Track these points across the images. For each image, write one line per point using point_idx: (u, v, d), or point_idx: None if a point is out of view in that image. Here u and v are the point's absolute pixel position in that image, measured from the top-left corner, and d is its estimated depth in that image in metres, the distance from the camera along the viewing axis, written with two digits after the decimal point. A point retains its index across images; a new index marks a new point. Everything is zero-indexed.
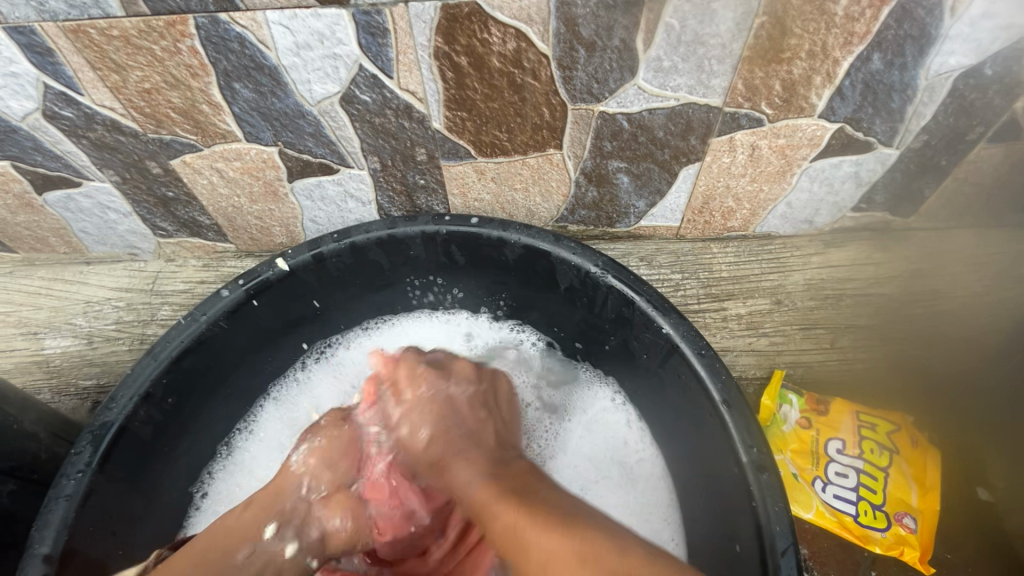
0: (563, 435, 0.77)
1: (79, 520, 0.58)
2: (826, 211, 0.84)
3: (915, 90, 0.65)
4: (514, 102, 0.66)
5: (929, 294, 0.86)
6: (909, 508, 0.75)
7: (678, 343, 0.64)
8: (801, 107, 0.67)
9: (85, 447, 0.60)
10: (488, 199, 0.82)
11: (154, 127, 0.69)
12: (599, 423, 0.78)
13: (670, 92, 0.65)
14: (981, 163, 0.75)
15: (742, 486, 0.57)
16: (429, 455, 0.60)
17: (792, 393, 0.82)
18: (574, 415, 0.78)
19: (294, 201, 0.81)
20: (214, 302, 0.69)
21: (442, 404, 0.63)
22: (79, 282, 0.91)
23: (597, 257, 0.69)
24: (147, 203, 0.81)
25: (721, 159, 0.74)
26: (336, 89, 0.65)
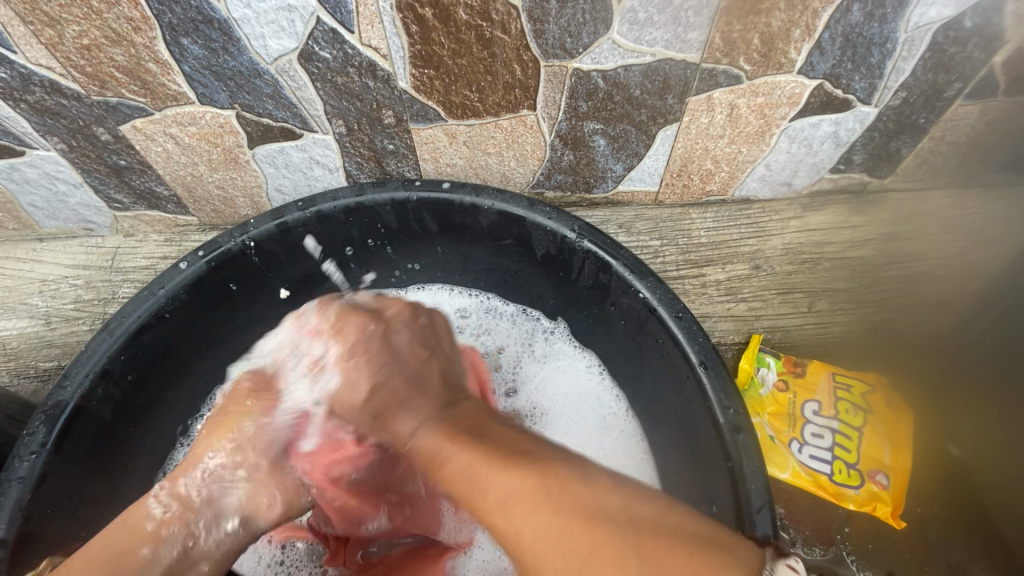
0: (534, 375, 0.79)
1: (35, 503, 0.56)
2: (805, 173, 0.82)
3: (895, 44, 0.63)
4: (484, 59, 0.63)
5: (904, 256, 0.86)
6: (882, 466, 0.77)
7: (655, 306, 0.63)
8: (779, 63, 0.65)
9: (39, 427, 0.57)
10: (461, 164, 0.79)
11: (99, 88, 0.64)
12: (567, 372, 0.78)
13: (646, 47, 0.62)
14: (958, 121, 0.74)
15: (718, 447, 0.57)
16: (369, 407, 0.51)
17: (770, 356, 0.83)
18: (544, 362, 0.79)
19: (256, 168, 0.77)
20: (173, 275, 0.65)
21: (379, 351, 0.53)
22: (33, 260, 0.87)
23: (574, 222, 0.67)
24: (99, 172, 0.76)
25: (699, 120, 0.72)
26: (294, 45, 0.61)
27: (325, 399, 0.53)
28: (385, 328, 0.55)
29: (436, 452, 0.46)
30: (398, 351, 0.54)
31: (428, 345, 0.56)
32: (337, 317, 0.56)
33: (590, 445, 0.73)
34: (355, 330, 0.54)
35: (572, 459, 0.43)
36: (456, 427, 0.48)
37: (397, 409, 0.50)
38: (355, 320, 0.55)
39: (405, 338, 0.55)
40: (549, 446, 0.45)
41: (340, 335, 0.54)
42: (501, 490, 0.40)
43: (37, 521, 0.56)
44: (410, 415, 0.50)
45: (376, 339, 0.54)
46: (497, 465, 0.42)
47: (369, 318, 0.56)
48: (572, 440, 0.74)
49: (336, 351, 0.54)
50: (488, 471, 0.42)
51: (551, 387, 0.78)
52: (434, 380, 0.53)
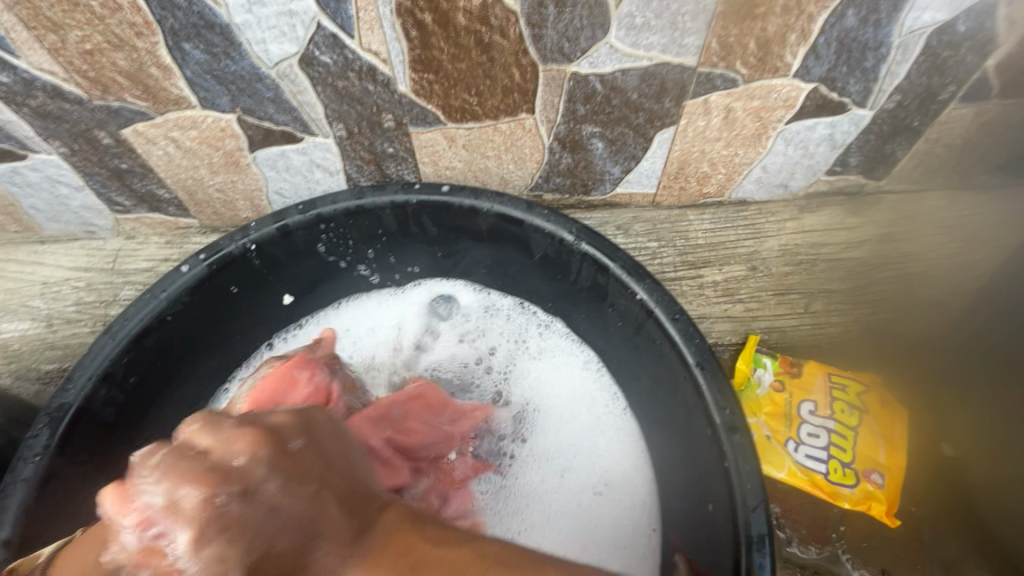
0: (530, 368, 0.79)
1: (39, 503, 0.57)
2: (801, 174, 0.83)
3: (889, 48, 0.64)
4: (482, 63, 0.64)
5: (899, 257, 0.87)
6: (876, 465, 0.77)
7: (653, 308, 0.64)
8: (775, 67, 0.65)
9: (42, 429, 0.58)
10: (460, 167, 0.80)
11: (101, 92, 0.65)
12: (563, 366, 0.79)
13: (643, 51, 0.63)
14: (953, 124, 0.75)
15: (714, 447, 0.57)
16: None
17: (766, 357, 0.84)
18: (541, 356, 0.80)
19: (256, 171, 0.78)
20: (174, 278, 0.66)
21: (240, 516, 0.36)
22: (35, 263, 0.87)
23: (572, 224, 0.68)
24: (101, 176, 0.77)
25: (696, 123, 0.73)
26: (295, 49, 0.61)
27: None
28: (243, 485, 0.37)
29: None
30: (269, 502, 0.37)
31: (309, 475, 0.40)
32: (173, 478, 0.36)
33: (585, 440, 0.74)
34: (197, 495, 0.36)
35: (501, 548, 0.39)
36: (388, 574, 0.36)
37: (303, 566, 0.37)
38: (188, 484, 0.36)
39: (273, 488, 0.38)
40: (476, 545, 0.39)
41: (183, 506, 0.35)
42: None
43: (41, 522, 0.57)
44: (321, 566, 0.37)
45: (236, 508, 0.36)
46: None
47: (216, 479, 0.36)
48: (567, 434, 0.74)
49: (181, 533, 0.35)
50: None
51: (549, 380, 0.78)
52: (335, 487, 0.41)
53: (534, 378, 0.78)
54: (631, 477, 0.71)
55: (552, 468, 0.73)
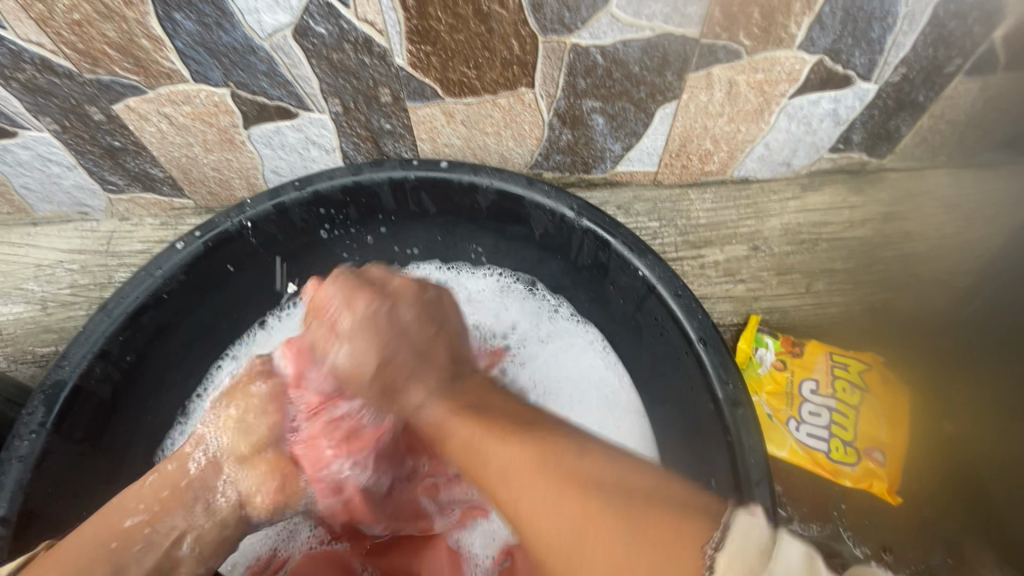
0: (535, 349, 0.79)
1: (36, 481, 0.56)
2: (804, 152, 0.82)
3: (895, 19, 0.63)
4: (481, 34, 0.62)
5: (902, 236, 0.86)
6: (877, 444, 0.78)
7: (654, 284, 0.63)
8: (780, 38, 0.64)
9: (38, 407, 0.58)
10: (459, 144, 0.79)
11: (90, 65, 0.63)
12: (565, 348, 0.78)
13: (645, 21, 0.62)
14: (958, 98, 0.73)
15: (717, 422, 0.57)
16: (379, 383, 0.56)
17: (768, 336, 0.83)
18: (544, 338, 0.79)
19: (252, 149, 0.76)
20: (169, 256, 0.65)
21: (386, 326, 0.57)
22: (27, 245, 0.86)
23: (572, 200, 0.67)
24: (93, 154, 0.75)
25: (698, 98, 0.72)
26: (288, 20, 0.60)
27: (334, 371, 0.57)
28: (390, 303, 0.58)
29: (442, 423, 0.54)
30: (404, 328, 0.58)
31: (436, 321, 0.61)
32: (348, 290, 0.58)
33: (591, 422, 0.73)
34: (362, 305, 0.57)
35: (568, 435, 0.49)
36: (462, 403, 0.55)
37: (405, 382, 0.57)
38: (363, 294, 0.58)
39: (412, 314, 0.59)
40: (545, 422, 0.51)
41: (350, 310, 0.57)
42: (505, 460, 0.47)
43: (39, 500, 0.57)
44: (415, 391, 0.56)
45: (383, 317, 0.57)
46: (500, 437, 0.49)
47: (376, 294, 0.59)
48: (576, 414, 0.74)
49: (345, 324, 0.57)
50: (488, 443, 0.49)
51: (554, 363, 0.78)
52: (441, 355, 0.59)
53: (536, 365, 0.78)
54: (632, 455, 0.70)
55: None
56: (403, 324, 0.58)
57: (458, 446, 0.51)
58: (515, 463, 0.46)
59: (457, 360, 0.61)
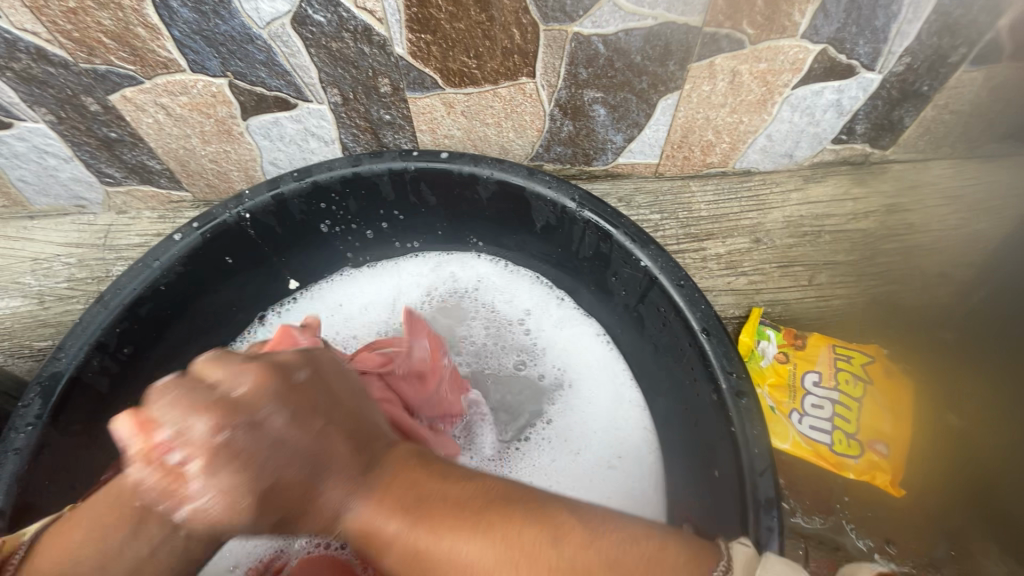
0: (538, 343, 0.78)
1: (34, 473, 0.56)
2: (807, 143, 0.81)
3: (900, 7, 0.62)
4: (481, 23, 0.62)
5: (905, 228, 0.85)
6: (881, 436, 0.77)
7: (657, 275, 0.62)
8: (783, 26, 0.63)
9: (34, 399, 0.57)
10: (459, 135, 0.78)
11: (86, 54, 0.63)
12: (568, 342, 0.78)
13: (647, 10, 0.61)
14: (962, 88, 0.73)
15: (720, 413, 0.57)
16: (270, 511, 0.39)
17: (770, 329, 0.84)
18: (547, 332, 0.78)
19: (250, 141, 0.76)
20: (167, 247, 0.64)
21: (253, 450, 0.38)
22: (24, 239, 0.85)
23: (574, 191, 0.66)
24: (90, 145, 0.74)
25: (701, 88, 0.71)
26: (287, 8, 0.59)
27: (203, 522, 0.38)
28: (249, 417, 0.39)
29: (366, 533, 0.40)
30: (275, 439, 0.39)
31: (319, 403, 0.42)
32: (183, 407, 0.38)
33: (598, 415, 0.73)
34: (200, 428, 0.37)
35: (536, 493, 0.42)
36: (397, 500, 0.40)
37: (305, 500, 0.40)
38: (204, 412, 0.38)
39: (283, 419, 0.40)
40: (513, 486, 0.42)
41: (190, 437, 0.37)
42: (462, 559, 0.38)
43: (37, 493, 0.56)
44: (328, 495, 0.40)
45: (241, 437, 0.38)
46: (451, 540, 0.38)
47: (223, 413, 0.38)
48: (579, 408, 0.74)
49: (192, 461, 0.37)
50: (443, 549, 0.38)
51: (558, 357, 0.77)
52: (343, 444, 0.42)
53: (547, 354, 0.77)
54: (636, 448, 0.70)
55: (565, 445, 0.72)
56: (276, 435, 0.39)
57: (399, 562, 0.39)
58: (477, 560, 0.37)
59: (372, 435, 0.45)
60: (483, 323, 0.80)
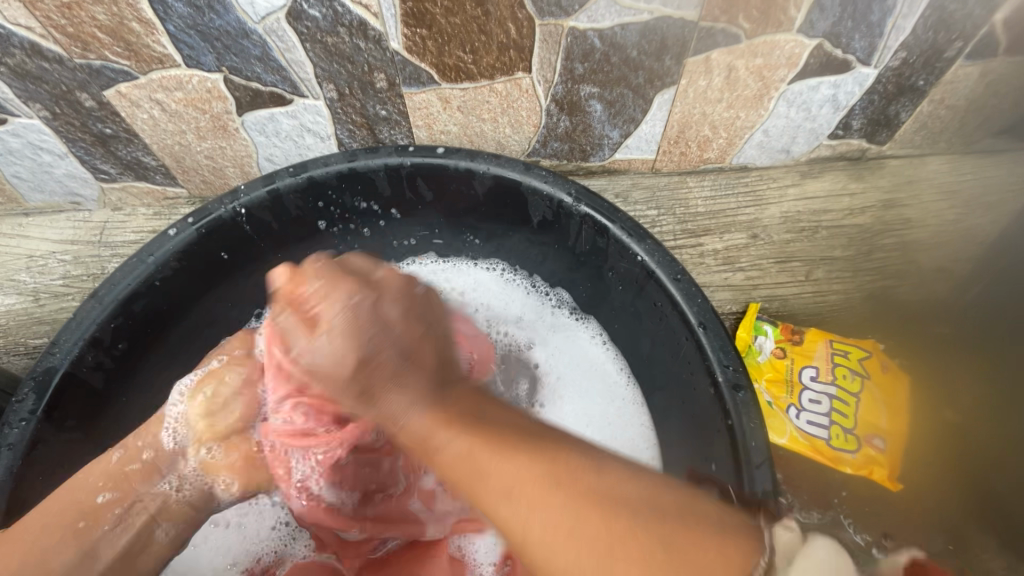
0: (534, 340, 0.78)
1: (26, 467, 0.56)
2: (803, 139, 0.81)
3: (895, 1, 0.62)
4: (477, 17, 0.61)
5: (903, 223, 0.85)
6: (878, 431, 0.77)
7: (653, 269, 0.62)
8: (779, 21, 0.63)
9: (28, 395, 0.57)
10: (455, 131, 0.78)
11: (81, 50, 0.62)
12: (564, 339, 0.78)
13: (643, 4, 0.61)
14: (958, 83, 0.73)
15: (717, 406, 0.57)
16: (352, 387, 0.45)
17: (767, 324, 0.84)
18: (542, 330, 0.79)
19: (246, 137, 0.75)
20: (161, 242, 0.64)
21: (360, 322, 0.45)
22: (19, 236, 0.85)
23: (570, 185, 0.66)
24: (85, 142, 0.74)
25: (697, 83, 0.71)
26: (281, 2, 0.59)
27: (305, 365, 0.46)
28: (375, 297, 0.47)
29: (427, 436, 0.43)
30: (385, 322, 0.46)
31: (423, 319, 0.49)
32: (331, 280, 0.47)
33: (593, 413, 0.73)
34: (343, 297, 0.46)
35: (570, 443, 0.43)
36: (455, 412, 0.44)
37: (383, 389, 0.44)
38: (344, 288, 0.47)
39: (396, 311, 0.47)
40: (558, 434, 0.45)
41: (330, 300, 0.46)
42: (499, 477, 0.40)
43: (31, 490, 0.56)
44: (395, 396, 0.44)
45: (365, 310, 0.46)
46: (496, 447, 0.41)
47: (363, 286, 0.47)
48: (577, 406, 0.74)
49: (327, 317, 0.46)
50: (485, 456, 0.41)
51: (555, 355, 0.77)
52: (429, 357, 0.47)
53: (545, 351, 0.78)
54: (633, 443, 0.70)
55: None
56: (378, 321, 0.46)
57: (447, 463, 0.42)
58: (510, 474, 0.40)
59: (449, 364, 0.48)
60: (483, 320, 0.79)
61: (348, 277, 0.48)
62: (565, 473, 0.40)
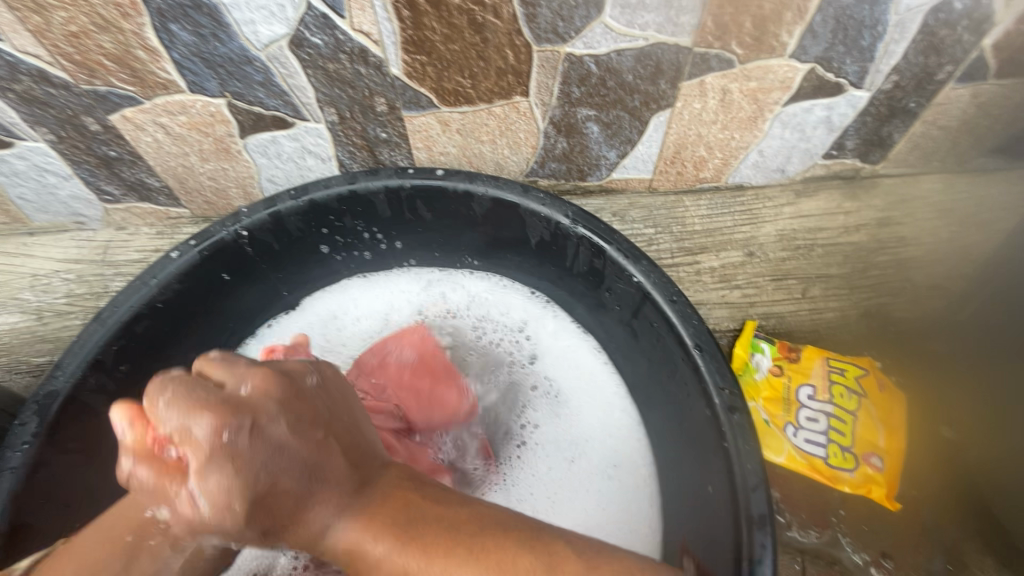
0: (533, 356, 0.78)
1: (27, 492, 0.56)
2: (798, 158, 0.82)
3: (886, 27, 0.63)
4: (475, 44, 0.63)
5: (896, 241, 0.86)
6: (876, 449, 0.78)
7: (650, 291, 0.63)
8: (771, 46, 0.65)
9: (30, 418, 0.58)
10: (454, 152, 0.79)
11: (87, 77, 0.64)
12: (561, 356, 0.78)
13: (638, 31, 0.62)
14: (950, 105, 0.74)
15: (714, 427, 0.57)
16: (263, 525, 0.42)
17: (764, 342, 0.84)
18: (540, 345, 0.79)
19: (248, 158, 0.77)
20: (164, 265, 0.65)
21: (250, 457, 0.41)
22: (23, 255, 0.86)
23: (567, 207, 0.67)
24: (89, 164, 0.75)
25: (692, 106, 0.72)
26: (284, 30, 0.60)
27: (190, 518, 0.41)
28: (250, 422, 0.42)
29: (355, 550, 0.43)
30: (281, 446, 0.42)
31: (320, 421, 0.46)
32: (181, 409, 0.40)
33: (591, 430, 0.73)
34: (205, 433, 0.40)
35: (512, 531, 0.43)
36: (381, 518, 0.43)
37: (300, 514, 0.43)
38: (207, 417, 0.41)
39: (285, 429, 0.43)
40: (478, 513, 0.44)
41: (195, 438, 0.40)
42: None
43: (31, 512, 0.57)
44: (318, 511, 0.43)
45: (245, 444, 0.41)
46: (428, 566, 0.40)
47: (224, 413, 0.41)
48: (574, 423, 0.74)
49: (193, 460, 0.40)
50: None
51: (553, 371, 0.77)
52: (336, 465, 0.45)
53: (545, 363, 0.78)
54: (631, 460, 0.70)
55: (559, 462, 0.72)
56: (284, 450, 0.42)
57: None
58: None
59: (363, 455, 0.47)
60: (478, 339, 0.80)
61: (201, 399, 0.42)
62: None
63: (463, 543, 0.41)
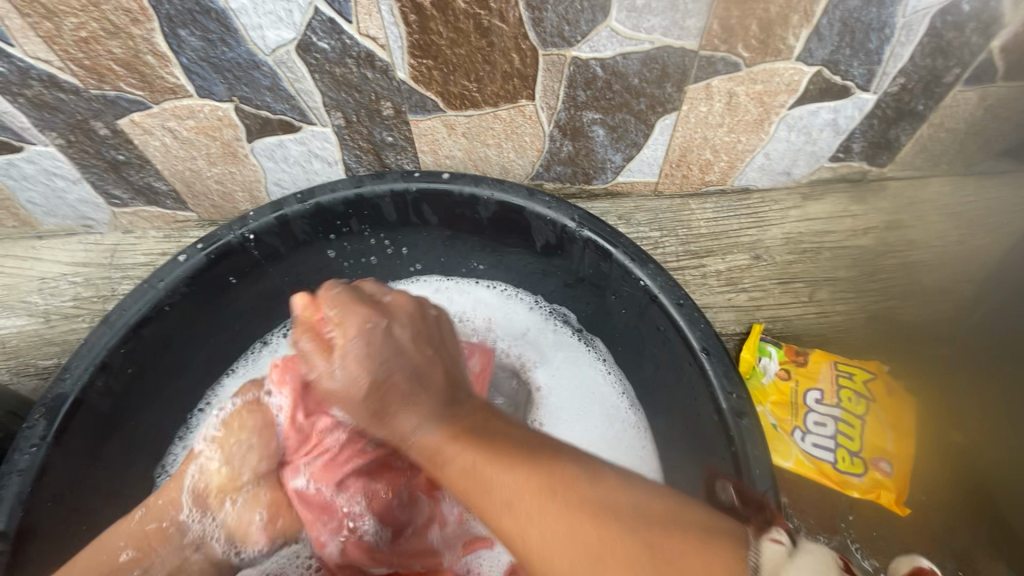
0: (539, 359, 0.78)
1: (36, 494, 0.56)
2: (804, 161, 0.82)
3: (893, 29, 0.63)
4: (481, 48, 0.63)
5: (904, 245, 0.86)
6: (885, 454, 0.77)
7: (656, 294, 0.63)
8: (777, 49, 0.64)
9: (38, 420, 0.58)
10: (460, 156, 0.79)
11: (97, 82, 0.64)
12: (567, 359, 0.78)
13: (644, 34, 0.62)
14: (957, 108, 0.73)
15: (721, 432, 0.57)
16: (362, 418, 0.49)
17: (771, 346, 0.83)
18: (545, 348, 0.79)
19: (255, 162, 0.77)
20: (172, 268, 0.65)
21: (380, 343, 0.47)
22: (31, 258, 0.86)
23: (573, 211, 0.67)
24: (98, 168, 0.76)
25: (698, 108, 0.72)
26: (292, 35, 0.60)
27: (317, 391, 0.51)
28: (387, 322, 0.49)
29: (436, 451, 0.45)
30: (401, 348, 0.48)
31: (434, 343, 0.51)
32: (344, 299, 0.50)
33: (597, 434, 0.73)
34: (358, 321, 0.48)
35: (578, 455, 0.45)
36: (465, 426, 0.46)
37: (398, 409, 0.46)
38: (360, 311, 0.48)
39: (407, 336, 0.49)
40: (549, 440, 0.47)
41: (345, 322, 0.48)
42: (505, 484, 0.41)
43: (39, 515, 0.57)
44: (406, 413, 0.46)
45: (379, 335, 0.48)
46: (501, 458, 0.43)
47: (373, 309, 0.49)
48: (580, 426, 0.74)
49: (324, 349, 0.49)
50: (491, 468, 0.42)
51: (559, 374, 0.77)
52: (437, 376, 0.49)
53: (550, 365, 0.78)
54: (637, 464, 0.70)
55: None
56: (404, 349, 0.48)
57: (453, 471, 0.44)
58: (509, 482, 0.41)
59: (457, 383, 0.50)
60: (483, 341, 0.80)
61: (354, 303, 0.49)
62: (561, 473, 0.42)
63: (534, 456, 0.43)
